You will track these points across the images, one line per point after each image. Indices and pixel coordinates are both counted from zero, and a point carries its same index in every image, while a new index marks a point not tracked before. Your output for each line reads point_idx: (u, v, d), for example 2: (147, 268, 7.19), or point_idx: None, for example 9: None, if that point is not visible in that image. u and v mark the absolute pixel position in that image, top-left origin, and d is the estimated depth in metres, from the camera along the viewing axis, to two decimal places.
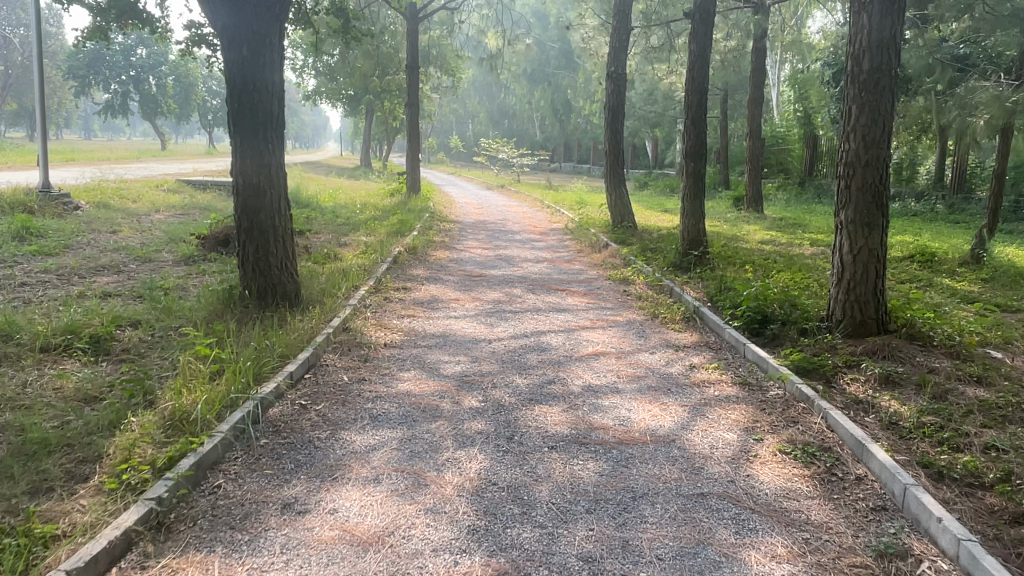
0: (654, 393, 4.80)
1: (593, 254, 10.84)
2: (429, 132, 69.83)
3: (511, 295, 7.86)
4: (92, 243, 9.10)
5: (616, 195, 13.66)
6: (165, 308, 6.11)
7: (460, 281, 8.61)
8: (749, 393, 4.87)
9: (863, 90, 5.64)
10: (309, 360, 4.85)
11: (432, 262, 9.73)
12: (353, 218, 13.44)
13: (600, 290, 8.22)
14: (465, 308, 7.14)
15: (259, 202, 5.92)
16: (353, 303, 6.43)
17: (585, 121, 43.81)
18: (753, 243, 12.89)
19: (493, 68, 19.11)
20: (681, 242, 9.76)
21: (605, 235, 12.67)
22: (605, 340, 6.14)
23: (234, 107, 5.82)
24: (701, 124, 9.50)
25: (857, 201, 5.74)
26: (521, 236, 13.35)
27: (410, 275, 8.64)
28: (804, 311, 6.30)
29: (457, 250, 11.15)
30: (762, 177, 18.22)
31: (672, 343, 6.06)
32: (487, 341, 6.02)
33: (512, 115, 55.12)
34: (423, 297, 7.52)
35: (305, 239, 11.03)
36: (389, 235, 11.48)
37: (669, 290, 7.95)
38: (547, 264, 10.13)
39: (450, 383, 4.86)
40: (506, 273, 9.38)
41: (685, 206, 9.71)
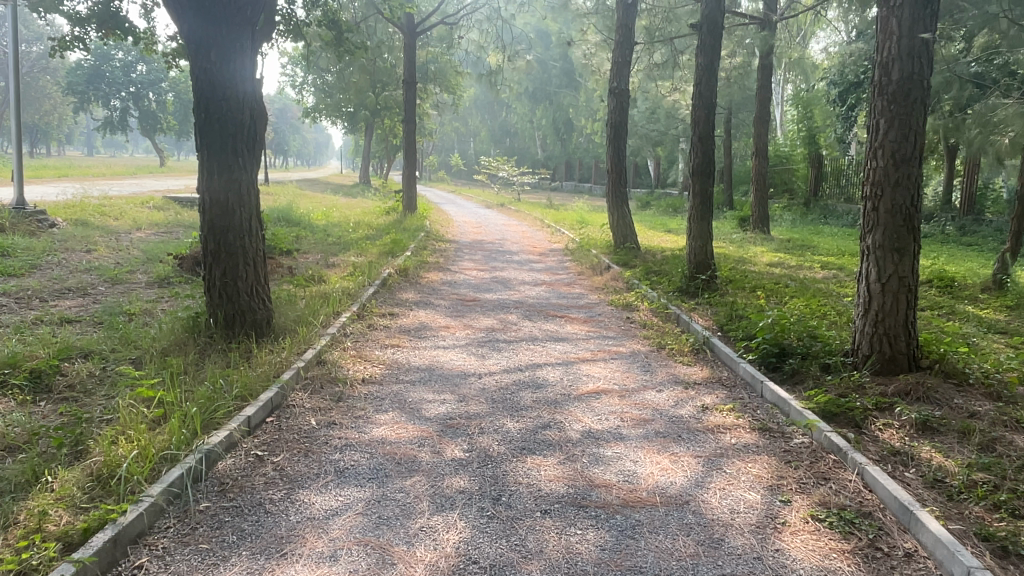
0: (663, 441, 4.22)
1: (595, 277, 10.32)
2: (431, 150, 69.65)
3: (506, 322, 7.29)
4: (61, 262, 8.59)
5: (618, 214, 13.15)
6: (123, 336, 5.56)
7: (451, 306, 8.05)
8: (770, 442, 4.30)
9: (893, 102, 5.13)
10: (273, 401, 4.28)
11: (424, 285, 9.19)
12: (345, 238, 12.94)
13: (602, 317, 7.67)
14: (455, 338, 6.57)
15: (228, 221, 5.39)
16: (331, 333, 5.87)
17: (587, 139, 43.48)
18: (761, 266, 12.37)
19: (492, 85, 18.73)
20: (688, 265, 9.23)
21: (607, 257, 12.16)
22: (607, 375, 5.59)
23: (200, 118, 5.32)
24: (708, 141, 9.01)
25: (886, 224, 5.21)
26: (519, 257, 12.84)
27: (398, 299, 8.10)
28: (826, 344, 5.76)
29: (452, 272, 10.63)
30: (769, 197, 17.73)
31: (681, 379, 5.49)
32: (477, 375, 5.45)
33: (514, 134, 54.94)
34: (410, 324, 6.96)
35: (291, 259, 10.51)
36: (381, 256, 10.96)
37: (676, 317, 7.41)
38: (545, 287, 9.59)
39: (433, 428, 4.29)
40: (501, 297, 8.84)
41: (691, 227, 9.20)
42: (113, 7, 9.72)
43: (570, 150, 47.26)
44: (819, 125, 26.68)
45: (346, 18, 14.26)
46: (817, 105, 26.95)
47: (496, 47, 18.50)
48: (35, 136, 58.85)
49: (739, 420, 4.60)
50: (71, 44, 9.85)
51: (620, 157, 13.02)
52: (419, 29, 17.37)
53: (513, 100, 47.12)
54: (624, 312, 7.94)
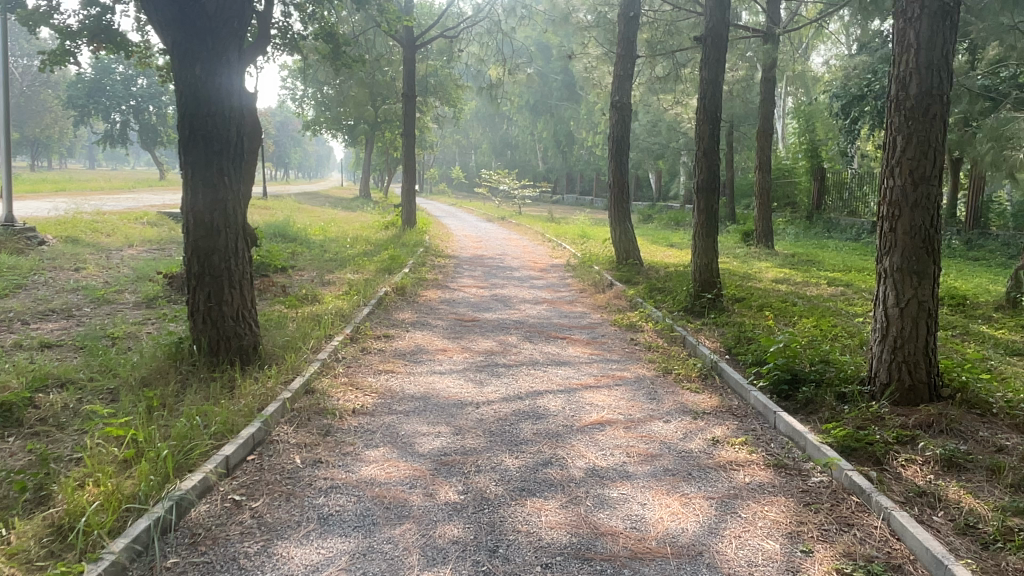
0: (671, 480, 3.94)
1: (597, 295, 10.06)
2: (432, 163, 69.69)
3: (505, 345, 7.02)
4: (47, 282, 8.35)
5: (620, 230, 12.91)
6: (102, 363, 5.30)
7: (449, 327, 7.78)
8: (786, 481, 4.02)
9: (911, 118, 4.89)
10: (255, 437, 4.01)
11: (421, 304, 8.93)
12: (342, 254, 12.70)
13: (604, 339, 7.40)
14: (452, 362, 6.30)
15: (212, 242, 5.14)
16: (321, 359, 5.60)
17: (588, 152, 43.40)
18: (767, 282, 12.11)
19: (492, 98, 18.58)
20: (693, 283, 8.98)
21: (609, 273, 11.91)
22: (611, 403, 5.31)
23: (184, 135, 5.09)
24: (713, 156, 8.78)
25: (904, 246, 4.96)
26: (520, 273, 12.59)
27: (395, 319, 7.84)
28: (841, 371, 5.48)
29: (451, 289, 10.38)
30: (772, 211, 17.50)
31: (688, 408, 5.21)
32: (474, 404, 5.17)
33: (515, 147, 54.88)
34: (406, 347, 6.69)
35: (286, 277, 10.27)
36: (378, 273, 10.71)
37: (682, 339, 7.14)
38: (546, 306, 9.34)
39: (426, 466, 4.01)
40: (501, 317, 8.58)
41: (696, 244, 8.96)
42: (105, 19, 9.56)
43: (571, 163, 47.15)
44: (822, 138, 26.50)
45: (344, 31, 14.11)
46: (819, 117, 26.80)
47: (496, 60, 18.36)
48: (36, 150, 58.90)
49: (752, 456, 4.33)
50: (61, 58, 9.56)
51: (622, 172, 12.80)
52: (418, 42, 17.22)
53: (513, 113, 47.06)
54: (628, 333, 7.66)
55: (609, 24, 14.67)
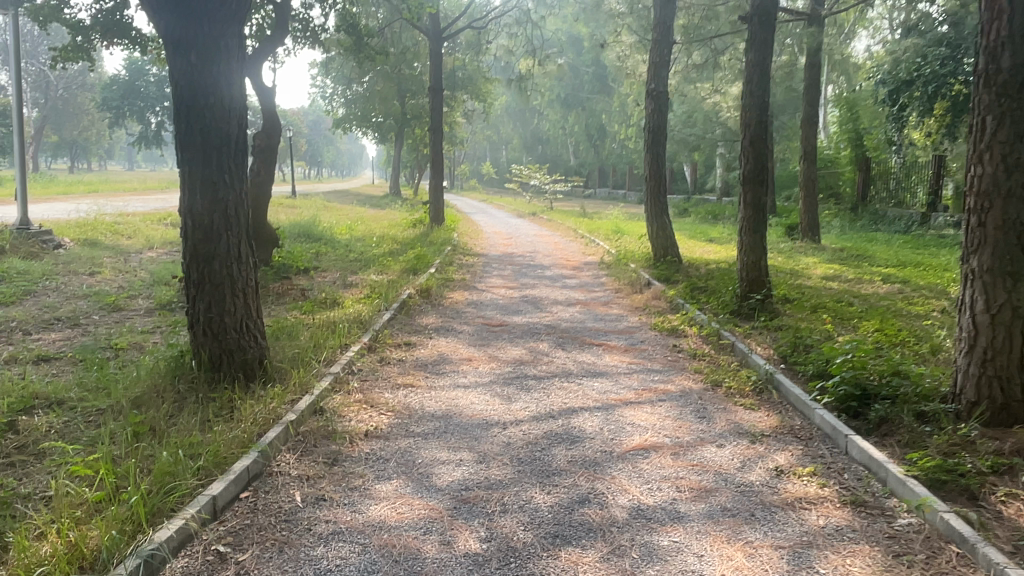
0: (732, 525, 3.35)
1: (634, 295, 9.47)
2: (463, 160, 69.40)
3: (536, 353, 6.46)
4: (59, 288, 8.03)
5: (657, 225, 12.26)
6: (98, 379, 4.87)
7: (476, 332, 7.25)
8: (868, 525, 3.39)
9: (1004, 95, 4.19)
10: (249, 471, 3.52)
11: (447, 308, 8.42)
12: (368, 253, 12.28)
13: (645, 346, 6.81)
14: (478, 374, 5.75)
15: (212, 247, 4.66)
16: (334, 372, 5.11)
17: (621, 145, 42.57)
18: (816, 280, 11.36)
19: (522, 91, 18.01)
20: (739, 282, 8.34)
21: (646, 271, 11.28)
22: (655, 423, 4.73)
23: (180, 129, 4.62)
24: (761, 144, 8.13)
25: (995, 243, 4.27)
26: (552, 272, 12.03)
27: (418, 325, 7.35)
28: (917, 385, 4.82)
29: (479, 290, 9.86)
30: (817, 203, 16.66)
31: (744, 430, 4.61)
32: (501, 424, 4.62)
33: (546, 141, 54.25)
34: (428, 357, 6.17)
35: (308, 279, 9.85)
36: (403, 274, 10.24)
37: (732, 347, 6.51)
38: (580, 308, 8.76)
39: (444, 504, 3.47)
40: (532, 320, 8.05)
41: (742, 240, 8.31)
42: (118, 14, 9.19)
43: (603, 157, 46.37)
44: (866, 126, 25.40)
45: (368, 23, 13.67)
46: (863, 105, 25.70)
47: (526, 51, 17.79)
48: (75, 152, 60.09)
49: (823, 492, 3.71)
50: (74, 55, 9.18)
51: (659, 164, 12.14)
52: (445, 34, 16.73)
53: (544, 107, 46.43)
54: (671, 339, 7.05)
55: (643, 10, 14.00)
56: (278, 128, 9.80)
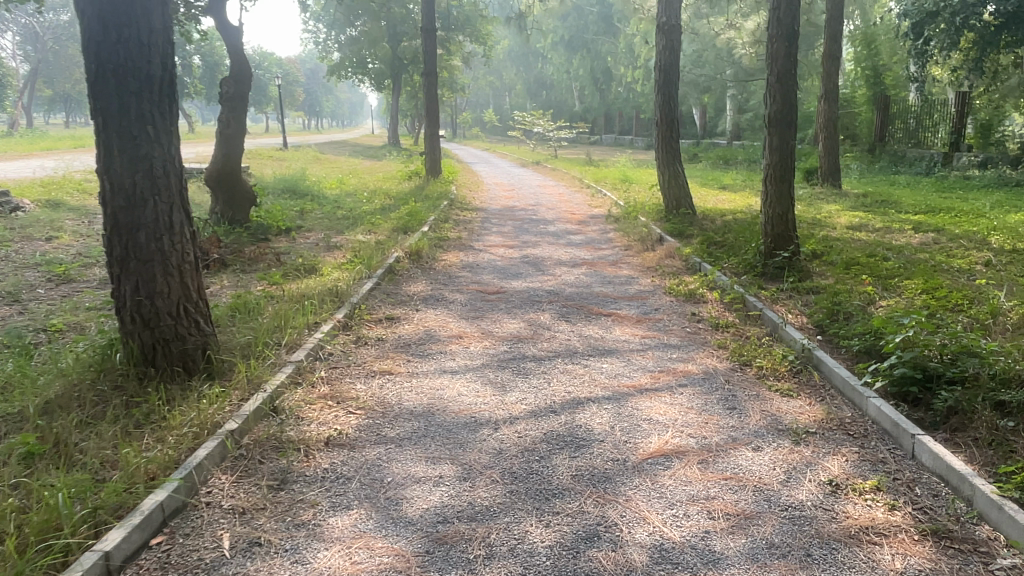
0: (783, 572, 2.58)
1: (645, 253, 8.63)
2: (465, 108, 67.61)
3: (535, 327, 5.65)
4: (6, 256, 7.25)
5: (669, 173, 11.33)
6: (11, 371, 4.11)
7: (468, 302, 6.44)
8: (959, 568, 2.62)
9: None
10: (163, 510, 2.76)
11: (438, 272, 7.59)
12: (357, 210, 11.41)
13: (661, 315, 6.00)
14: (467, 356, 4.96)
15: (137, 216, 3.82)
16: (297, 360, 4.33)
17: (628, 89, 41.08)
18: (841, 231, 10.48)
19: (521, 30, 16.80)
20: (763, 237, 7.48)
21: (657, 225, 10.40)
22: (678, 416, 3.95)
23: (91, 72, 3.74)
24: (788, 81, 7.19)
25: None
26: (555, 227, 11.16)
27: (405, 293, 6.55)
28: (994, 367, 3.99)
29: (475, 250, 9.04)
30: (838, 146, 15.61)
31: (784, 426, 3.83)
32: (491, 424, 3.84)
33: (550, 87, 52.48)
34: (412, 334, 5.38)
35: (289, 240, 9.03)
36: (393, 234, 9.40)
37: (761, 316, 5.70)
38: (586, 269, 7.93)
39: (413, 548, 2.71)
40: (532, 285, 7.24)
41: (767, 191, 7.42)
42: None
43: (609, 102, 44.96)
44: (886, 63, 24.06)
45: None
46: (882, 40, 24.27)
47: None
48: (68, 106, 58.51)
49: (894, 518, 2.94)
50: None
51: (671, 108, 11.13)
52: None
53: (547, 49, 44.65)
54: (689, 306, 6.23)
55: None
56: (248, 75, 8.87)
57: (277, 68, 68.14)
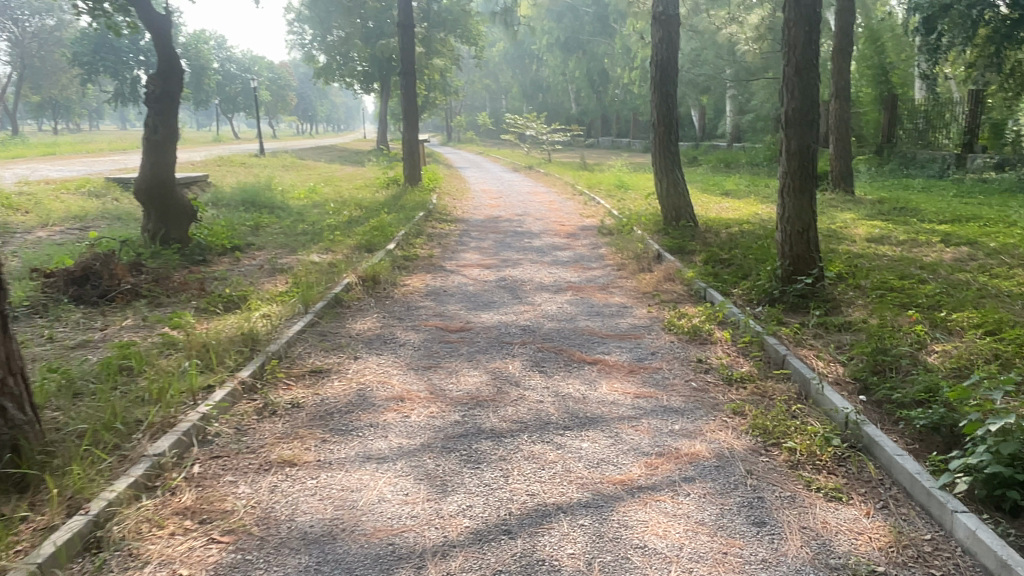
0: None
1: (641, 274, 7.44)
2: (460, 112, 66.63)
3: (498, 384, 4.44)
4: None
5: (668, 180, 10.14)
6: None
7: (422, 343, 5.24)
8: None
9: None
10: None
11: (396, 302, 6.41)
12: (320, 224, 10.23)
13: (659, 363, 4.80)
14: (403, 429, 3.76)
15: None
16: (157, 453, 3.14)
17: (624, 90, 40.10)
18: (861, 245, 9.30)
19: (508, 26, 15.62)
20: (781, 259, 6.30)
21: (655, 240, 9.20)
22: (684, 541, 2.77)
23: None
24: (809, 74, 6.05)
25: None
26: (541, 241, 10.00)
27: (348, 333, 5.37)
28: None
29: (446, 271, 7.88)
30: (850, 148, 14.44)
31: (838, 560, 2.65)
32: (415, 559, 2.65)
33: (547, 89, 51.40)
34: (340, 395, 4.20)
35: (232, 262, 7.85)
36: (352, 254, 8.20)
37: (787, 367, 4.52)
38: (571, 296, 6.75)
39: None
40: (505, 317, 6.07)
41: (785, 204, 6.25)
42: None
43: (606, 104, 43.94)
44: (892, 60, 22.93)
45: None
46: (887, 37, 23.15)
47: None
48: (58, 113, 57.02)
49: None
50: None
51: (670, 109, 9.95)
52: None
53: (543, 51, 43.37)
54: (695, 350, 5.04)
55: None
56: (179, 70, 7.69)
57: (268, 73, 66.78)
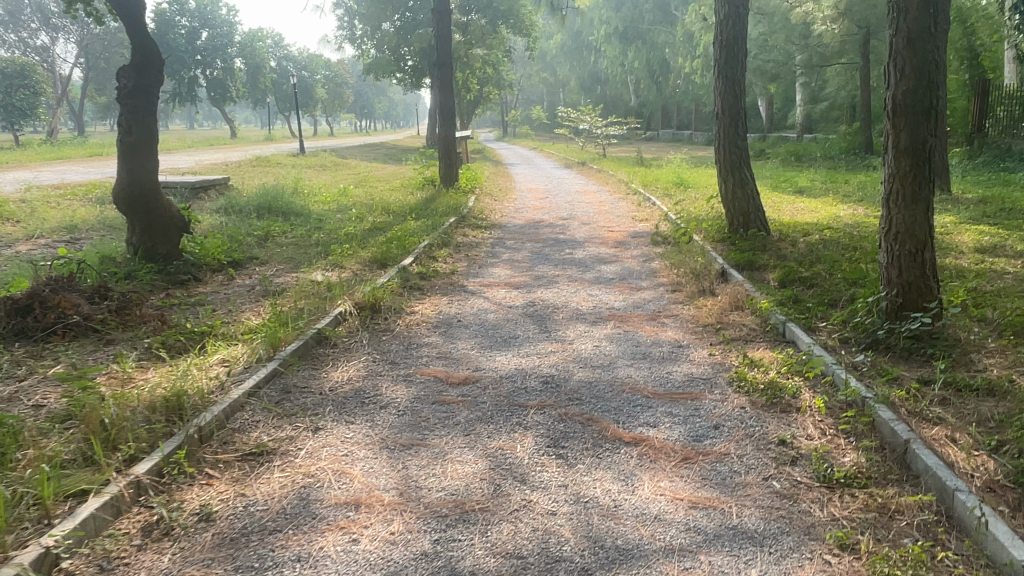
0: None
1: (703, 299, 6.07)
2: (516, 107, 65.40)
3: (496, 480, 3.17)
4: None
5: (733, 181, 8.67)
6: None
7: (408, 404, 4.02)
8: None
9: None
10: None
11: (395, 338, 5.25)
12: (337, 233, 9.17)
13: (725, 445, 3.46)
14: (342, 570, 2.53)
15: None
16: None
17: (687, 81, 38.24)
18: (972, 258, 7.66)
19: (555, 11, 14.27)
20: (888, 288, 4.83)
21: (717, 252, 7.80)
22: None
23: None
24: (926, 46, 4.59)
25: None
26: (584, 252, 8.70)
27: (320, 388, 4.21)
28: None
29: (466, 292, 6.69)
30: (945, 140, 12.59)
31: None
32: None
33: (605, 81, 49.73)
34: (276, 497, 3.01)
35: (223, 281, 6.83)
36: (359, 272, 7.06)
37: (916, 465, 3.12)
38: (613, 331, 5.46)
39: None
40: (526, 359, 4.83)
41: (892, 217, 4.80)
42: None
43: (665, 95, 42.09)
44: (986, 41, 20.58)
45: None
46: (977, 15, 20.80)
47: None
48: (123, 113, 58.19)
49: None
50: None
51: (736, 97, 8.48)
52: None
53: (600, 42, 41.69)
54: (776, 423, 3.68)
55: None
56: (157, 61, 6.69)
57: (325, 70, 66.78)
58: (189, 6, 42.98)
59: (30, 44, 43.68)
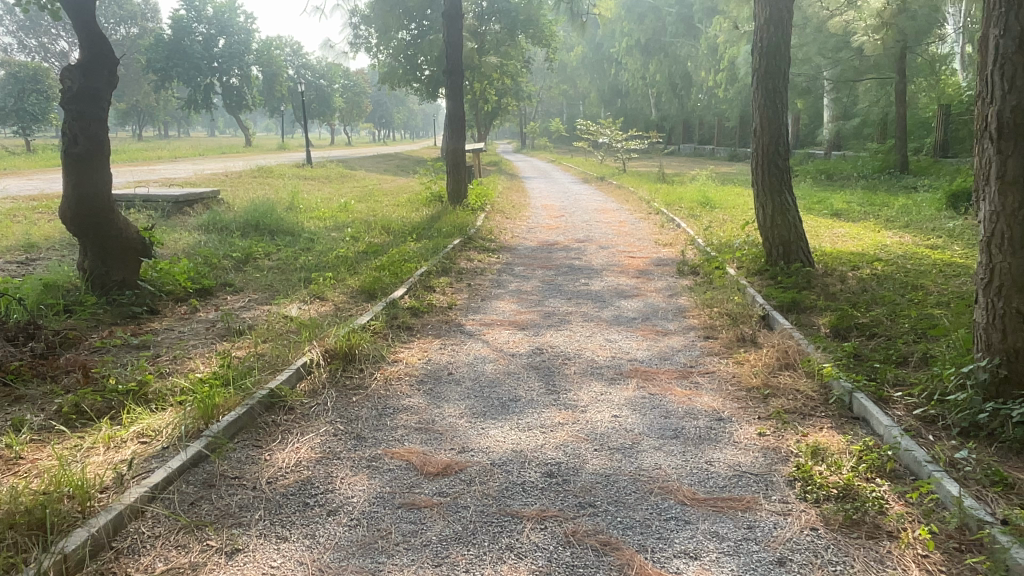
0: None
1: (742, 353, 5.05)
2: (535, 118, 64.57)
3: None
4: None
5: (773, 204, 7.61)
6: None
7: (364, 510, 3.03)
8: None
9: None
10: None
11: (366, 399, 4.28)
12: (326, 255, 8.25)
13: None
14: None
15: None
16: None
17: (710, 94, 37.15)
18: None
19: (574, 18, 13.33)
20: (990, 354, 3.78)
21: (755, 288, 6.76)
22: None
23: None
24: None
25: None
26: (601, 282, 7.71)
27: (255, 476, 3.25)
28: None
29: (461, 334, 5.71)
30: None
31: None
32: None
33: (626, 93, 48.78)
34: None
35: (182, 314, 5.93)
36: (341, 305, 6.13)
37: None
38: (634, 394, 4.45)
39: None
40: (525, 434, 3.84)
41: (997, 265, 3.76)
42: None
43: (688, 108, 41.04)
44: None
45: None
46: None
47: None
48: (142, 121, 58.32)
49: None
50: None
51: (778, 112, 7.42)
52: None
53: (622, 53, 40.78)
54: (863, 560, 2.66)
55: None
56: (109, 59, 5.84)
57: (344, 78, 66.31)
58: (207, 13, 42.77)
59: (50, 49, 43.85)
